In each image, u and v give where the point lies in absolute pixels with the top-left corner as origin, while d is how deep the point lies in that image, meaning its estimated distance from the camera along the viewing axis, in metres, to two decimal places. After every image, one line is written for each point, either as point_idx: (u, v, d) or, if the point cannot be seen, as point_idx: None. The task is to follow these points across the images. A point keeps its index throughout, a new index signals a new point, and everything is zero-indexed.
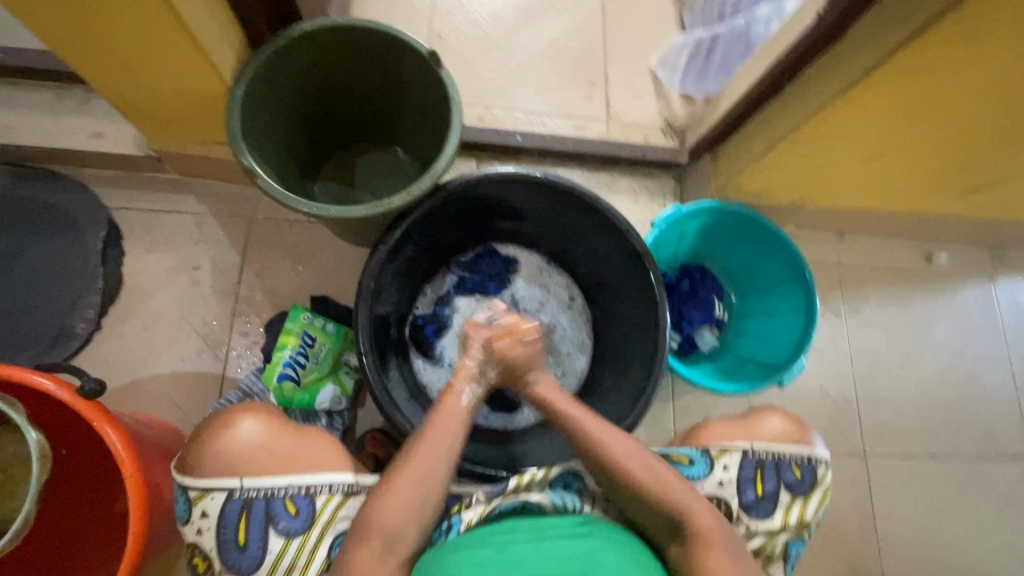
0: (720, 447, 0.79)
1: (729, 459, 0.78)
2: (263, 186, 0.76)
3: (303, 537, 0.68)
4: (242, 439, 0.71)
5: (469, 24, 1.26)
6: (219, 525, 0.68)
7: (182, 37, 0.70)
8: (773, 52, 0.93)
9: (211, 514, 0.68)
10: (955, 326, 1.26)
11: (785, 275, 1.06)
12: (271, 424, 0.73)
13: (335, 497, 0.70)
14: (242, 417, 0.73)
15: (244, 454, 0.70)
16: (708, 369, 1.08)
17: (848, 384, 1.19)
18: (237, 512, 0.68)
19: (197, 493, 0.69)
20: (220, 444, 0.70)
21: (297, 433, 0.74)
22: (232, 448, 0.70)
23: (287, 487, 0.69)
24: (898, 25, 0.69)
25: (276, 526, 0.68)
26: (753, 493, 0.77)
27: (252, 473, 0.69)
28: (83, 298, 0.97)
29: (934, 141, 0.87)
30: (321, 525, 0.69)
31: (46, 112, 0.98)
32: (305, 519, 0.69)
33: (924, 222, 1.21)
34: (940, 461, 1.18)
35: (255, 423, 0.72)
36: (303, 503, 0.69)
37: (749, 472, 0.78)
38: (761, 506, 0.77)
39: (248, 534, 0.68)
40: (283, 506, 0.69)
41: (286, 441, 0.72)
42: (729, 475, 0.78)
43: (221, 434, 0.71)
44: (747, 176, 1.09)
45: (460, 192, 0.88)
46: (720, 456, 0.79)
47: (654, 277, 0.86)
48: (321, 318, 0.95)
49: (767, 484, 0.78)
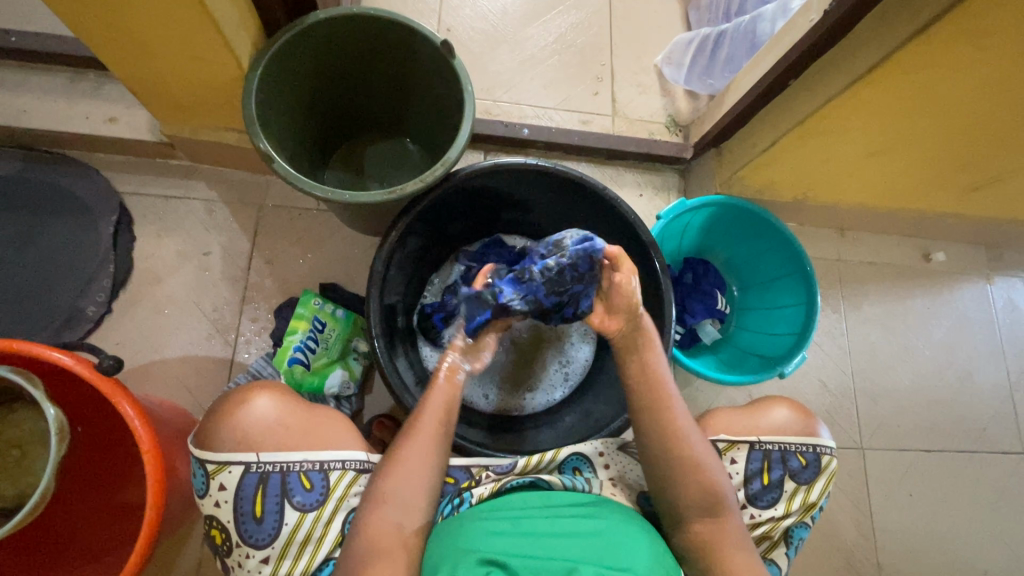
0: (727, 440, 0.80)
1: (738, 452, 0.80)
2: (279, 170, 0.77)
3: (317, 511, 0.70)
4: (257, 416, 0.71)
5: (478, 17, 1.28)
6: (236, 497, 0.69)
7: (202, 22, 0.71)
8: (778, 49, 0.94)
9: (229, 487, 0.70)
10: (952, 324, 1.28)
11: (787, 270, 1.08)
12: (286, 401, 0.74)
13: (349, 473, 0.73)
14: (257, 393, 0.73)
15: (260, 429, 0.71)
16: (710, 360, 1.11)
17: (847, 378, 1.21)
18: (254, 485, 0.69)
19: (214, 466, 0.70)
20: (236, 420, 0.71)
21: (309, 412, 0.75)
22: (248, 423, 0.71)
23: (303, 461, 0.71)
24: (904, 20, 0.71)
25: (291, 499, 0.70)
26: (759, 484, 0.79)
27: (268, 448, 0.71)
28: (95, 282, 0.98)
29: (936, 139, 0.89)
30: (334, 501, 0.71)
31: (59, 96, 0.98)
32: (319, 493, 0.71)
33: (924, 221, 1.23)
34: (936, 455, 1.20)
35: (270, 401, 0.73)
36: (317, 478, 0.71)
37: (756, 464, 0.80)
38: (767, 496, 0.80)
39: (265, 506, 0.69)
40: (299, 481, 0.70)
41: (298, 418, 0.73)
42: (737, 468, 0.79)
43: (236, 409, 0.72)
44: (751, 172, 1.10)
45: (470, 181, 0.89)
46: (729, 450, 0.80)
47: (660, 268, 0.88)
48: (331, 304, 0.96)
49: (773, 474, 0.80)
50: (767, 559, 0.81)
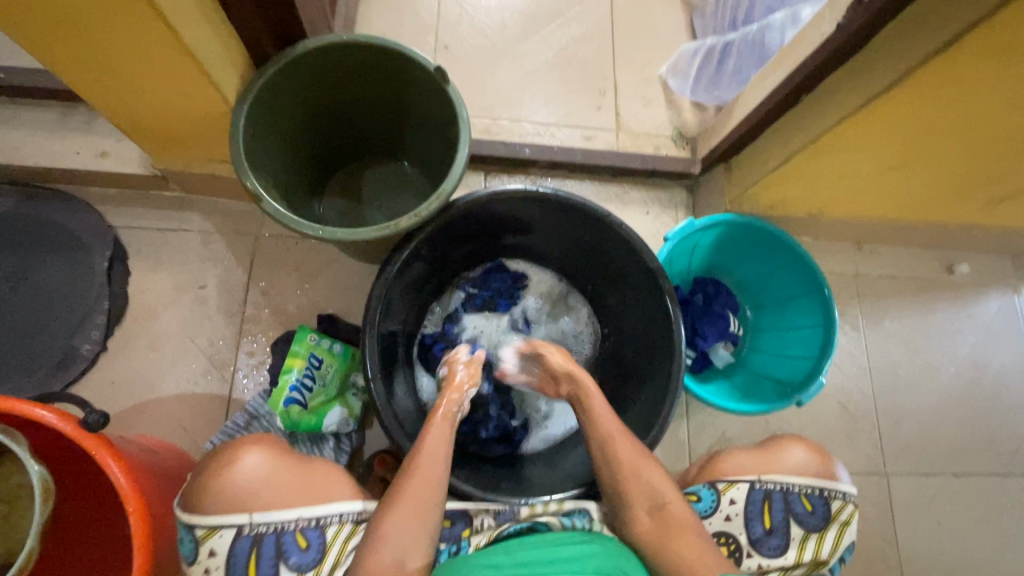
0: (727, 480, 0.77)
1: (736, 492, 0.76)
2: (267, 209, 0.75)
3: (315, 571, 0.67)
4: (247, 472, 0.69)
5: (476, 33, 1.24)
6: (228, 564, 0.66)
7: (184, 57, 0.69)
8: (789, 61, 0.90)
9: (219, 553, 0.66)
10: (979, 338, 1.22)
11: (802, 291, 1.03)
12: (277, 457, 0.71)
13: (347, 526, 0.70)
14: (248, 449, 0.71)
15: (251, 488, 0.68)
16: (724, 386, 1.06)
17: (868, 399, 1.15)
18: (247, 549, 0.66)
19: (203, 531, 0.67)
20: (224, 480, 0.68)
21: (303, 464, 0.72)
22: (237, 483, 0.68)
23: (298, 520, 0.68)
24: (926, 33, 0.66)
25: (287, 561, 0.66)
26: (762, 529, 0.75)
27: (261, 507, 0.67)
28: (89, 320, 0.96)
29: (962, 153, 0.84)
30: (332, 557, 0.68)
31: (51, 132, 0.97)
32: (316, 552, 0.67)
33: (946, 233, 1.18)
34: (964, 479, 1.14)
35: (263, 455, 0.71)
36: (314, 536, 0.68)
37: (757, 505, 0.76)
38: (772, 543, 0.75)
39: (259, 570, 0.66)
40: (294, 540, 0.67)
41: (292, 470, 0.71)
42: (736, 509, 0.76)
43: (228, 466, 0.69)
44: (761, 189, 1.05)
45: (469, 210, 0.86)
46: (728, 490, 0.76)
47: (669, 297, 0.84)
48: (327, 339, 0.93)
49: (776, 517, 0.76)
50: None
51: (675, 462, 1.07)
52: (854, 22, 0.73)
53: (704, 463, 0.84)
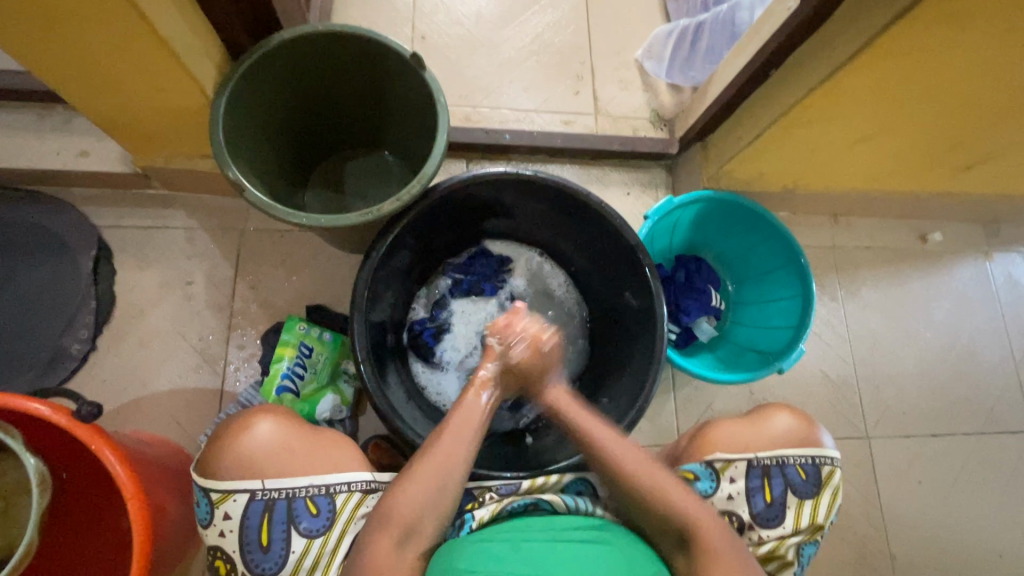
0: (724, 459, 0.79)
1: (735, 470, 0.78)
2: (251, 199, 0.75)
3: (324, 537, 0.68)
4: (258, 441, 0.70)
5: (452, 23, 1.25)
6: (242, 526, 0.68)
7: (160, 50, 0.69)
8: (758, 38, 0.92)
9: (234, 516, 0.68)
10: (953, 304, 1.26)
11: (780, 263, 1.06)
12: (289, 425, 0.72)
13: (355, 496, 0.70)
14: (259, 418, 0.72)
15: (263, 455, 0.69)
16: (708, 359, 1.09)
17: (848, 367, 1.19)
18: (259, 513, 0.68)
19: (219, 494, 0.68)
20: (238, 446, 0.69)
21: (313, 435, 0.73)
22: (249, 450, 0.69)
23: (308, 487, 0.69)
24: (882, 4, 0.68)
25: (298, 526, 0.68)
26: (761, 502, 0.77)
27: (272, 474, 0.69)
28: (77, 319, 0.97)
29: (927, 120, 0.86)
30: (341, 524, 0.69)
31: (29, 134, 0.97)
32: (325, 518, 0.69)
33: (917, 202, 1.21)
34: (943, 440, 1.18)
35: (272, 425, 0.71)
36: (324, 503, 0.69)
37: (755, 481, 0.78)
38: (771, 514, 0.77)
39: (271, 534, 0.68)
40: (305, 507, 0.69)
41: (302, 440, 0.72)
42: (736, 487, 0.78)
43: (239, 435, 0.70)
44: (737, 165, 1.07)
45: (450, 194, 0.87)
46: (726, 469, 0.78)
47: (649, 271, 0.86)
48: (317, 328, 0.95)
49: (775, 490, 0.78)
50: None
51: (665, 434, 1.09)
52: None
53: (691, 436, 0.86)
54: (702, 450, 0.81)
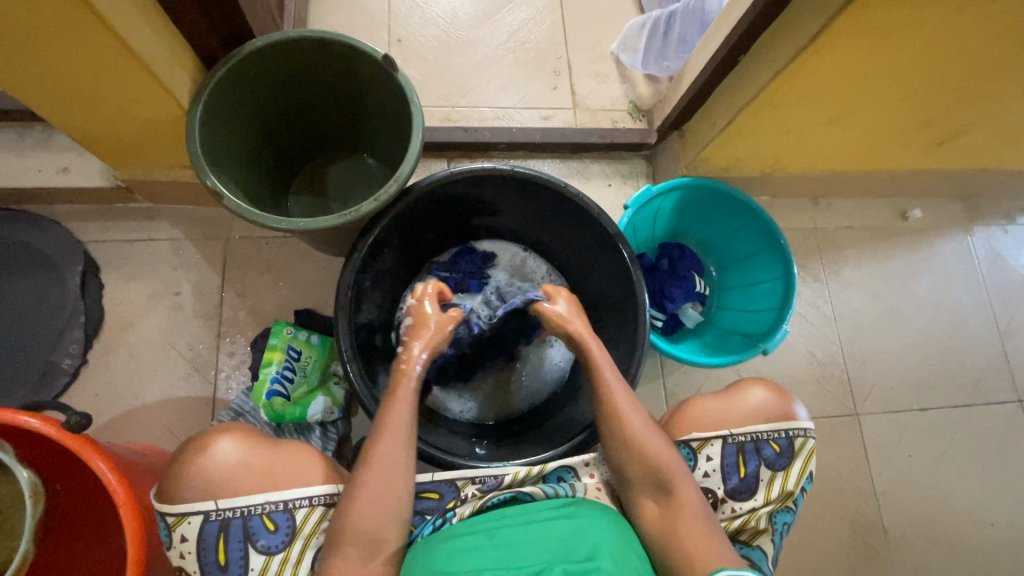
0: (700, 438, 0.80)
1: (711, 448, 0.80)
2: (229, 205, 0.76)
3: (284, 553, 0.70)
4: (217, 460, 0.70)
5: (428, 25, 1.26)
6: (199, 547, 0.69)
7: (131, 64, 0.70)
8: (725, 26, 0.93)
9: (191, 538, 0.69)
10: (936, 279, 1.27)
11: (762, 246, 1.07)
12: (248, 442, 0.73)
13: (316, 510, 0.72)
14: (218, 437, 0.72)
15: (221, 475, 0.70)
16: (694, 344, 1.10)
17: (835, 346, 1.20)
18: (215, 533, 0.69)
19: (174, 518, 0.69)
20: (194, 467, 0.70)
21: (272, 448, 0.74)
22: (205, 471, 0.70)
23: (264, 504, 0.70)
24: None
25: (256, 544, 0.69)
26: (736, 478, 0.79)
27: (228, 494, 0.70)
28: (67, 334, 0.98)
29: (892, 98, 0.88)
30: (301, 539, 0.71)
31: (10, 153, 0.97)
32: (285, 534, 0.70)
33: (896, 181, 1.23)
34: (932, 413, 1.20)
35: (232, 444, 0.72)
36: (282, 519, 0.70)
37: (730, 458, 0.79)
38: (745, 488, 0.79)
39: (229, 553, 0.69)
40: (262, 524, 0.70)
41: (259, 456, 0.72)
42: (712, 465, 0.79)
43: (196, 455, 0.71)
44: (713, 151, 1.09)
45: (430, 193, 0.88)
46: (703, 447, 0.80)
47: (628, 259, 0.87)
48: (304, 331, 0.96)
49: (749, 466, 0.79)
50: (750, 545, 0.80)
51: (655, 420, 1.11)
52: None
53: (670, 413, 0.87)
54: (677, 431, 0.82)
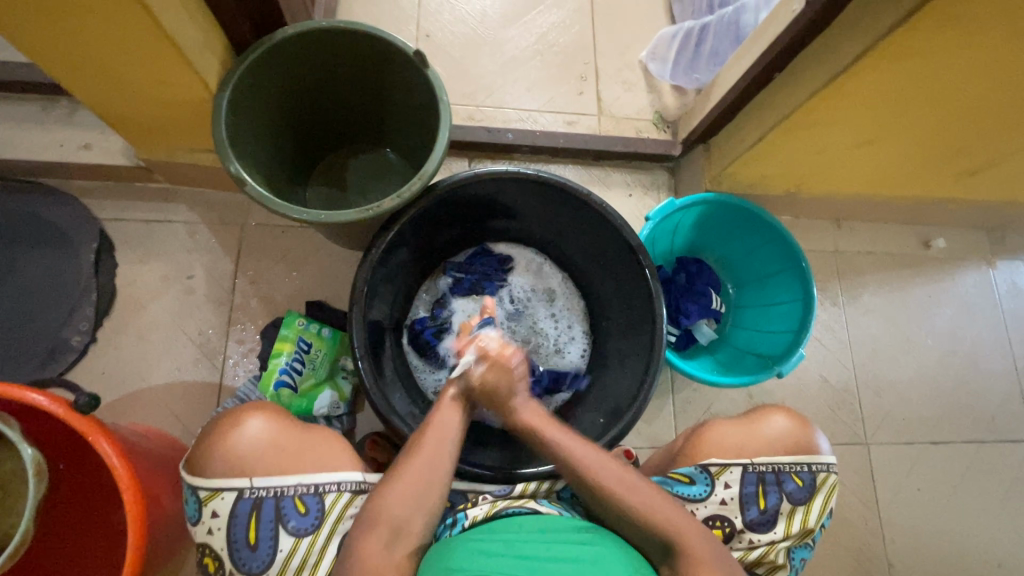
0: (720, 464, 0.78)
1: (730, 475, 0.78)
2: (251, 193, 0.75)
3: (312, 537, 0.68)
4: (248, 439, 0.70)
5: (456, 22, 1.25)
6: (230, 524, 0.68)
7: (163, 45, 0.69)
8: (762, 41, 0.92)
9: (222, 514, 0.68)
10: (956, 310, 1.25)
11: (782, 266, 1.05)
12: (280, 423, 0.73)
13: (344, 496, 0.70)
14: (250, 416, 0.72)
15: (253, 453, 0.70)
16: (707, 361, 1.09)
17: (849, 373, 1.18)
18: (248, 512, 0.68)
19: (207, 493, 0.69)
20: (227, 444, 0.70)
21: (302, 432, 0.73)
22: (238, 448, 0.70)
23: (296, 486, 0.69)
24: (882, 12, 0.69)
25: (286, 525, 0.68)
26: (755, 510, 0.77)
27: (261, 473, 0.69)
28: (78, 311, 0.97)
29: (928, 125, 0.86)
30: (329, 524, 0.69)
31: (32, 125, 0.97)
32: (314, 518, 0.68)
33: (922, 208, 1.21)
34: (943, 447, 1.17)
35: (263, 423, 0.72)
36: (312, 502, 0.69)
37: (750, 488, 0.77)
38: (764, 521, 0.77)
39: (259, 533, 0.67)
40: (294, 506, 0.68)
41: (291, 438, 0.72)
42: (730, 493, 0.77)
43: (229, 433, 0.71)
44: (739, 167, 1.06)
45: (452, 192, 0.87)
46: (721, 474, 0.78)
47: (649, 271, 0.85)
48: (316, 323, 0.95)
49: (769, 498, 0.77)
50: None
51: (663, 438, 1.09)
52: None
53: (687, 437, 0.86)
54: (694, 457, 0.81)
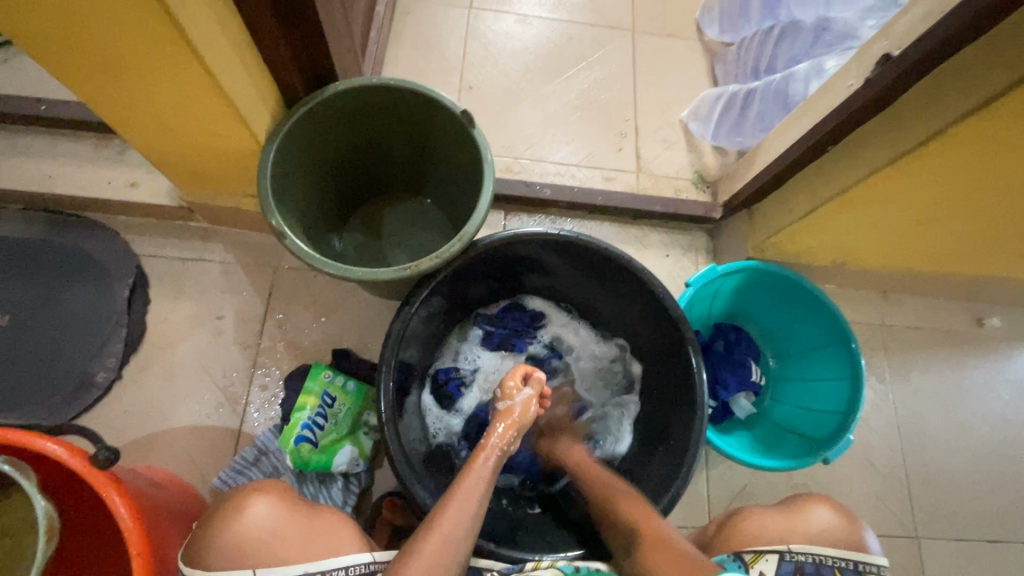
0: (754, 551, 0.72)
1: (765, 564, 0.71)
2: (291, 247, 0.75)
3: None
4: (252, 524, 0.66)
5: (499, 75, 1.27)
6: None
7: (220, 101, 0.71)
8: (814, 113, 0.90)
9: None
10: (1012, 395, 1.17)
11: (827, 341, 1.00)
12: (284, 506, 0.69)
13: None
14: (252, 499, 0.69)
15: (257, 540, 0.65)
16: (745, 438, 1.03)
17: (896, 457, 1.11)
18: None
19: None
20: (230, 532, 0.65)
21: (307, 513, 0.70)
22: (242, 533, 0.65)
23: None
24: (952, 99, 0.66)
25: None
26: None
27: (264, 563, 0.64)
28: (106, 347, 0.97)
29: (995, 211, 0.81)
30: None
31: (85, 162, 1.00)
32: None
33: (976, 285, 1.15)
34: (1001, 547, 1.08)
35: (267, 506, 0.68)
36: None
37: None
38: None
39: None
40: None
41: (296, 522, 0.68)
42: None
43: (230, 519, 0.67)
44: (784, 236, 1.03)
45: (491, 251, 0.85)
46: (756, 561, 0.72)
47: (691, 345, 0.82)
48: (341, 376, 0.93)
49: None
50: None
51: (694, 517, 1.03)
52: (896, 68, 0.71)
53: (723, 523, 0.81)
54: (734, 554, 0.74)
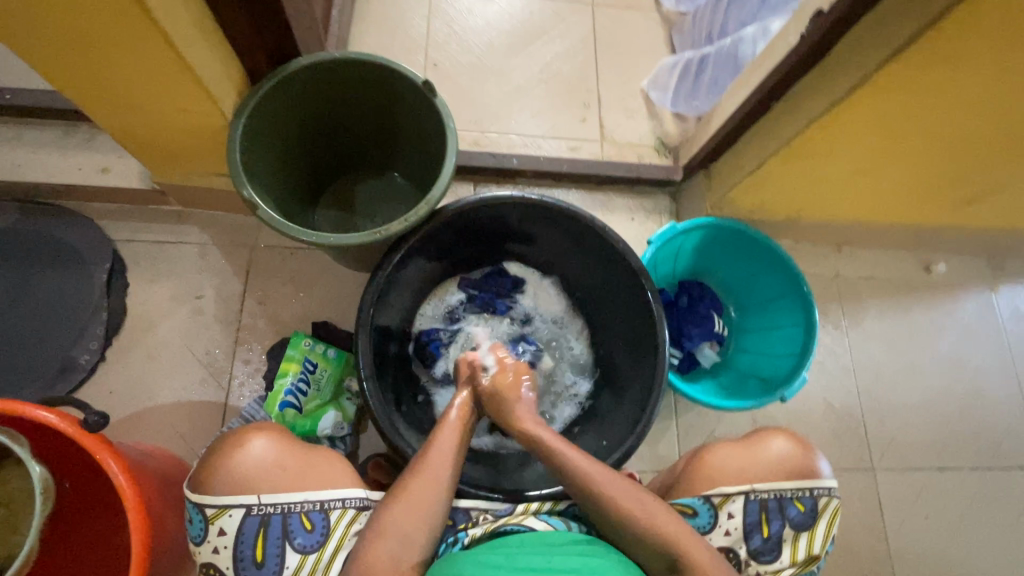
0: (722, 494, 0.78)
1: (733, 505, 0.77)
2: (263, 217, 0.78)
3: (317, 553, 0.69)
4: (252, 459, 0.71)
5: (463, 51, 1.30)
6: (237, 542, 0.68)
7: (186, 78, 0.73)
8: (759, 72, 0.95)
9: (229, 532, 0.68)
10: (957, 336, 1.25)
11: (784, 292, 1.06)
12: (283, 443, 0.73)
13: (349, 512, 0.71)
14: (253, 435, 0.73)
15: (256, 472, 0.70)
16: (711, 385, 1.09)
17: (852, 397, 1.18)
18: (256, 529, 0.68)
19: (214, 510, 0.69)
20: (231, 463, 0.70)
21: (305, 449, 0.75)
22: (242, 466, 0.70)
23: (303, 503, 0.70)
24: (872, 50, 0.72)
25: (292, 542, 0.68)
26: (759, 538, 0.76)
27: (267, 490, 0.69)
28: (88, 330, 0.99)
29: (923, 156, 0.88)
30: (334, 541, 0.69)
31: (55, 149, 1.01)
32: (320, 534, 0.69)
33: (921, 234, 1.22)
34: (949, 474, 1.16)
35: (266, 442, 0.72)
36: (318, 519, 0.70)
37: (753, 516, 0.77)
38: (768, 548, 0.77)
39: (265, 550, 0.68)
40: (300, 522, 0.69)
41: (295, 457, 0.73)
42: (734, 522, 0.77)
43: (232, 451, 0.71)
44: (739, 193, 1.08)
45: (458, 216, 0.89)
46: (723, 504, 0.78)
47: (652, 296, 0.87)
48: (321, 344, 0.96)
49: (773, 526, 0.77)
50: None
51: (665, 461, 1.09)
52: (825, 22, 0.76)
53: (688, 460, 0.86)
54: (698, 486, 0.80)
